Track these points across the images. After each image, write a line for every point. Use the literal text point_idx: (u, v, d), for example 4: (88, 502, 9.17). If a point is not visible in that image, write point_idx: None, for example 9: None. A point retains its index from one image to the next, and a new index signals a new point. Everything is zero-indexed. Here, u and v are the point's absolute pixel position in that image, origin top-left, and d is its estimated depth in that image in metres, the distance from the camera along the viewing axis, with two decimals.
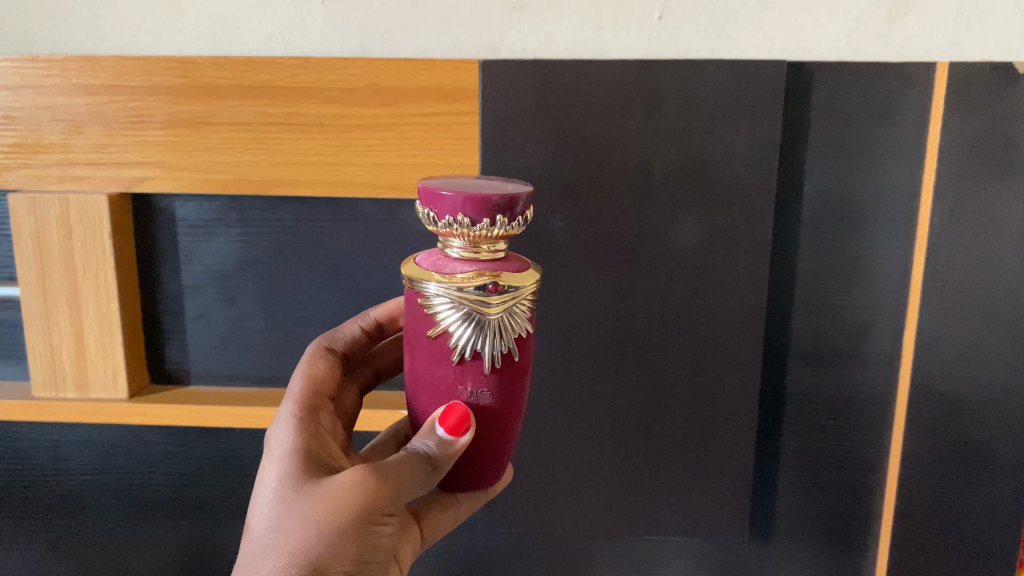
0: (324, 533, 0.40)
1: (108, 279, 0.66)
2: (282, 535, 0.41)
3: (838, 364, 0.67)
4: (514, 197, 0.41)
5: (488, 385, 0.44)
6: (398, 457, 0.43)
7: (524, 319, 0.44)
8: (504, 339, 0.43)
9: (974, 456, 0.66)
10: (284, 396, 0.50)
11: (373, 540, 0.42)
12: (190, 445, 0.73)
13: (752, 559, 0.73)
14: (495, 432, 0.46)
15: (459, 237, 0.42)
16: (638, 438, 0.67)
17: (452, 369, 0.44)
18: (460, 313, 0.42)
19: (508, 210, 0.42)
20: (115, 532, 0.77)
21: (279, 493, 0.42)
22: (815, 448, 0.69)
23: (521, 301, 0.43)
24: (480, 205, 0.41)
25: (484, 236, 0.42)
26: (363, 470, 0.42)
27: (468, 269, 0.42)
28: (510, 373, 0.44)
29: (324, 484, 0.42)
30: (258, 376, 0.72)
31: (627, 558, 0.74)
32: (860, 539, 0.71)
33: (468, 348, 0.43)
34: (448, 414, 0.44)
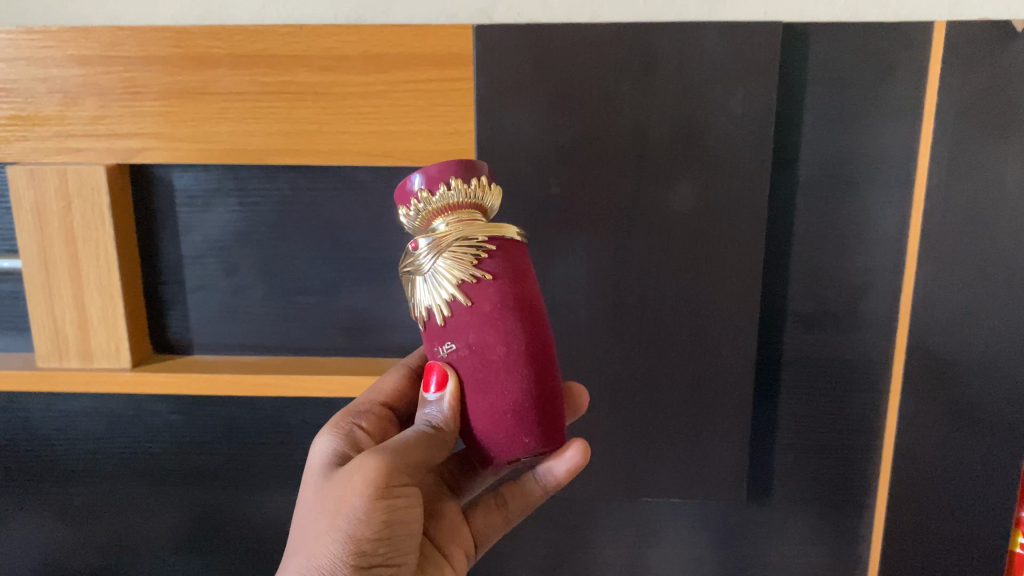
0: (338, 518, 0.42)
1: (107, 250, 0.66)
2: (307, 533, 0.43)
3: (834, 327, 0.67)
4: (443, 165, 0.44)
5: (448, 336, 0.45)
6: (408, 434, 0.45)
7: (466, 265, 0.44)
8: (440, 289, 0.44)
9: (972, 417, 0.66)
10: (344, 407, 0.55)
11: (392, 519, 0.43)
12: (195, 414, 0.74)
13: (750, 520, 0.74)
14: (480, 382, 0.44)
15: (429, 217, 0.45)
16: (636, 402, 0.67)
17: (425, 333, 0.47)
18: (408, 278, 0.46)
19: (437, 180, 0.44)
20: (122, 501, 0.78)
21: (306, 494, 0.45)
22: (812, 411, 0.70)
23: (448, 248, 0.44)
24: (423, 178, 0.44)
25: (438, 205, 0.44)
26: (371, 452, 0.44)
27: (421, 238, 0.45)
28: (466, 319, 0.44)
29: (337, 475, 0.44)
30: (261, 346, 0.72)
31: (626, 520, 0.75)
32: (857, 499, 0.72)
33: (424, 308, 0.45)
34: (430, 373, 0.46)
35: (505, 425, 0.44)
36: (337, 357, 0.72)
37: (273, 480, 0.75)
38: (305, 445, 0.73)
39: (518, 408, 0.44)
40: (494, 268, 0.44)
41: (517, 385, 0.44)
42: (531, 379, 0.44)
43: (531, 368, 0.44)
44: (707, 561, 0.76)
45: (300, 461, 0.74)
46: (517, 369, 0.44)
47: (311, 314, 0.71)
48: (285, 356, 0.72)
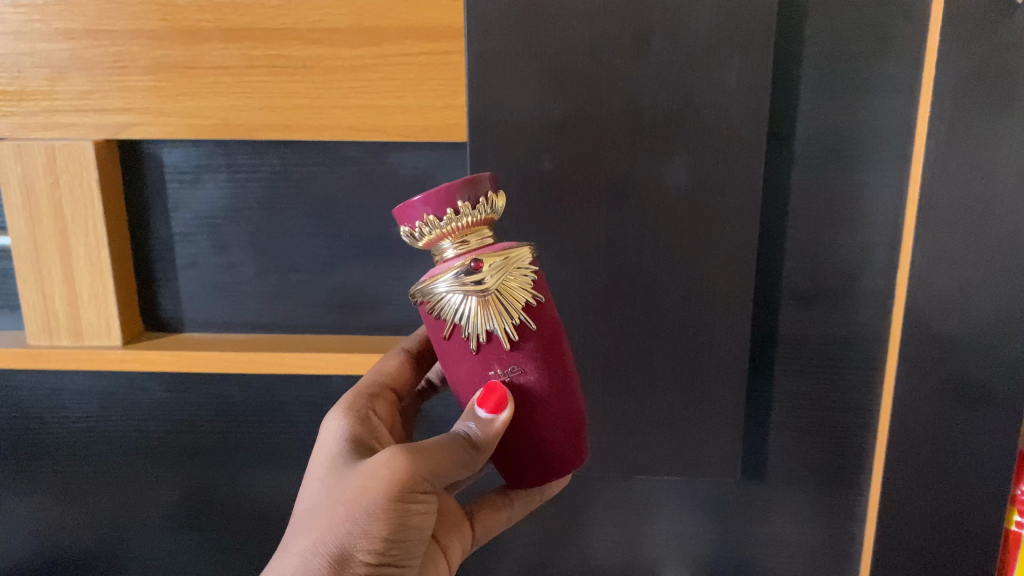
0: (354, 509, 0.42)
1: (96, 226, 0.65)
2: (318, 513, 0.43)
3: (830, 305, 0.67)
4: (449, 188, 0.44)
5: (513, 360, 0.46)
6: (441, 444, 0.45)
7: (529, 286, 0.45)
8: (509, 313, 0.45)
9: (968, 396, 0.65)
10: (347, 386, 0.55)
11: (407, 522, 0.44)
12: (187, 393, 0.73)
13: (745, 498, 0.74)
14: (541, 406, 0.47)
15: (446, 235, 0.44)
16: (630, 379, 0.67)
17: (475, 359, 0.46)
18: (457, 302, 0.44)
19: (460, 199, 0.44)
20: (116, 480, 0.78)
21: (320, 475, 0.45)
22: (807, 388, 0.69)
23: (513, 271, 0.45)
24: (446, 198, 0.44)
25: (448, 229, 0.44)
26: (398, 450, 0.44)
27: (458, 259, 0.44)
28: (532, 344, 0.46)
29: (359, 467, 0.44)
30: (254, 324, 0.72)
31: (621, 498, 0.74)
32: (853, 476, 0.72)
33: (482, 332, 0.45)
34: (489, 396, 0.46)
35: (563, 441, 0.48)
36: (329, 335, 0.72)
37: (268, 458, 0.75)
38: (298, 422, 0.73)
39: (574, 423, 0.48)
40: (543, 291, 0.47)
41: (570, 403, 0.48)
42: (578, 401, 0.48)
43: (576, 391, 0.49)
44: (703, 539, 0.76)
45: (293, 438, 0.74)
46: (569, 388, 0.48)
47: (304, 292, 0.70)
48: (278, 334, 0.72)
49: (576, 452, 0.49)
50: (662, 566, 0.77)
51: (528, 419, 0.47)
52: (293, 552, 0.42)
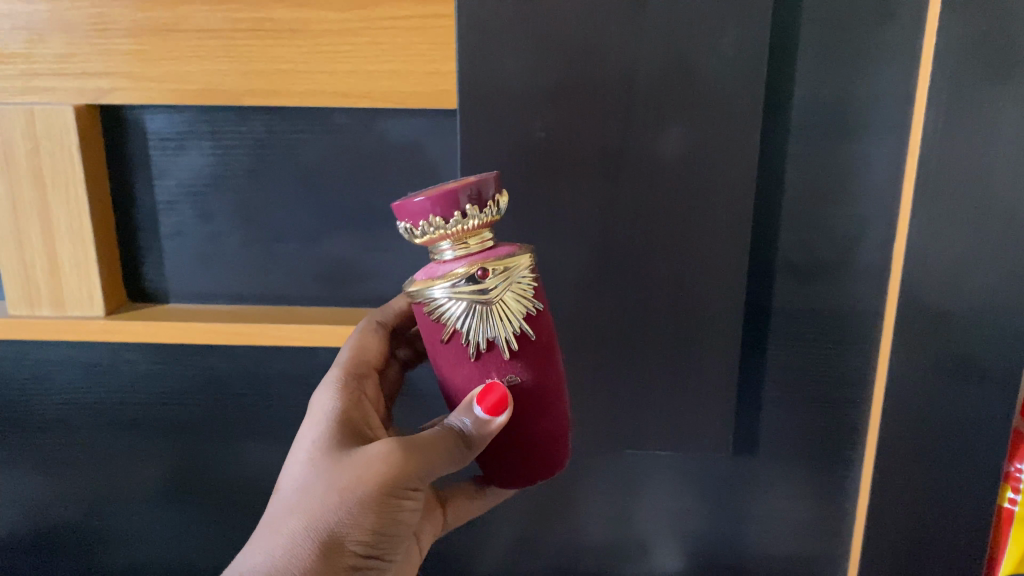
0: (347, 499, 0.42)
1: (77, 193, 0.64)
2: (308, 497, 0.42)
3: (825, 279, 0.66)
4: (458, 188, 0.42)
5: (512, 367, 0.45)
6: (435, 438, 0.45)
7: (529, 293, 0.45)
8: (511, 322, 0.44)
9: (963, 372, 0.64)
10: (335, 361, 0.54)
11: (396, 518, 0.44)
12: (172, 365, 0.72)
13: (736, 475, 0.73)
14: (534, 409, 0.47)
15: (447, 237, 0.43)
16: (622, 352, 0.66)
17: (473, 365, 0.45)
18: (458, 309, 0.43)
19: (466, 202, 0.42)
20: (100, 453, 0.77)
21: (309, 456, 0.44)
22: (800, 363, 0.68)
23: (517, 279, 0.44)
24: (454, 200, 0.42)
25: (452, 230, 0.42)
26: (393, 445, 0.44)
27: (462, 263, 0.43)
28: (531, 351, 0.46)
29: (350, 458, 0.43)
30: (239, 295, 0.71)
31: (612, 473, 0.74)
32: (845, 453, 0.71)
33: (483, 340, 0.44)
34: (487, 397, 0.45)
35: (552, 446, 0.48)
36: (315, 306, 0.70)
37: (254, 431, 0.74)
38: (285, 395, 0.72)
39: (564, 429, 0.48)
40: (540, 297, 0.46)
41: (561, 409, 0.48)
42: (565, 405, 0.48)
43: (564, 395, 0.49)
44: (694, 516, 0.75)
45: (279, 412, 0.73)
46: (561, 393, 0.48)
47: (290, 263, 0.69)
48: (263, 306, 0.71)
49: (559, 456, 0.49)
50: (654, 542, 0.76)
51: (519, 422, 0.47)
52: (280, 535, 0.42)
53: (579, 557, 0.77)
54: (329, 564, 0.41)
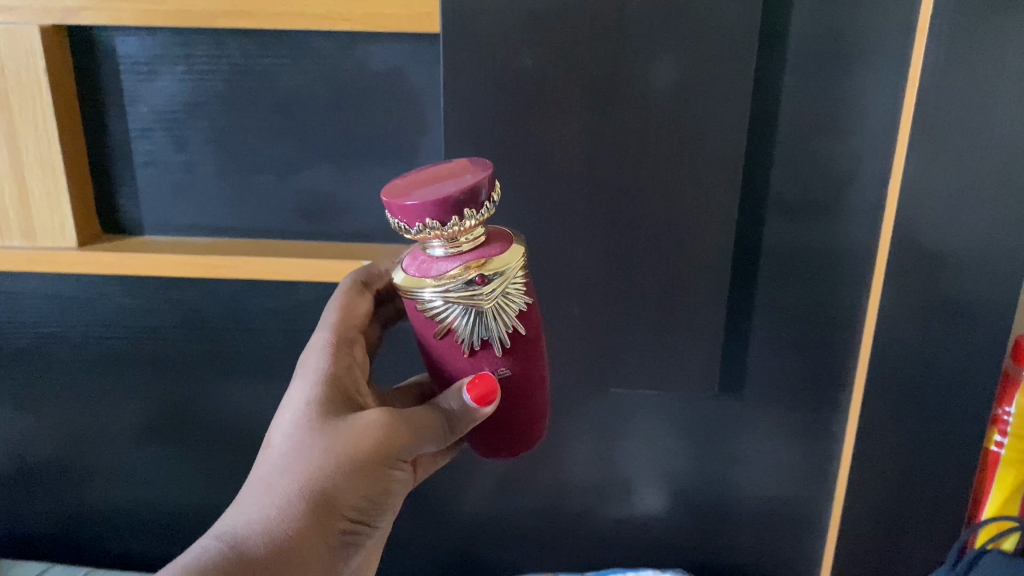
0: (342, 465, 0.42)
1: (45, 119, 0.61)
2: (304, 457, 0.42)
3: (819, 217, 0.64)
4: (457, 193, 0.39)
5: (504, 362, 0.45)
6: (422, 417, 0.45)
7: (522, 292, 0.43)
8: (506, 322, 0.43)
9: (953, 315, 0.62)
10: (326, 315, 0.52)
11: (380, 489, 0.44)
12: (148, 299, 0.71)
13: (722, 416, 0.72)
14: (520, 400, 0.47)
15: (440, 237, 0.40)
16: (608, 289, 0.65)
17: (466, 360, 0.45)
18: (454, 310, 0.42)
19: (463, 206, 0.40)
20: (78, 387, 0.76)
21: (301, 415, 0.44)
22: (790, 303, 0.67)
23: (511, 282, 0.42)
24: (449, 206, 0.39)
25: (446, 233, 0.40)
26: (385, 421, 0.44)
27: (454, 265, 0.41)
28: (523, 347, 0.45)
29: (342, 425, 0.43)
30: (217, 227, 0.69)
31: (597, 413, 0.73)
32: (832, 394, 0.70)
33: (478, 339, 0.43)
34: (477, 389, 0.44)
35: (533, 428, 0.49)
36: (295, 240, 0.69)
37: (233, 367, 0.73)
38: (264, 331, 0.71)
39: (545, 412, 0.49)
40: (531, 291, 0.45)
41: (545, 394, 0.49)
42: (548, 390, 0.49)
43: (547, 380, 0.49)
44: (679, 457, 0.74)
45: (259, 347, 0.71)
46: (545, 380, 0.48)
47: (268, 195, 0.67)
48: (242, 238, 0.69)
49: (538, 433, 0.50)
50: (638, 482, 0.76)
51: (505, 409, 0.47)
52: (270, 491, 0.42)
53: (562, 495, 0.77)
54: (323, 526, 0.41)
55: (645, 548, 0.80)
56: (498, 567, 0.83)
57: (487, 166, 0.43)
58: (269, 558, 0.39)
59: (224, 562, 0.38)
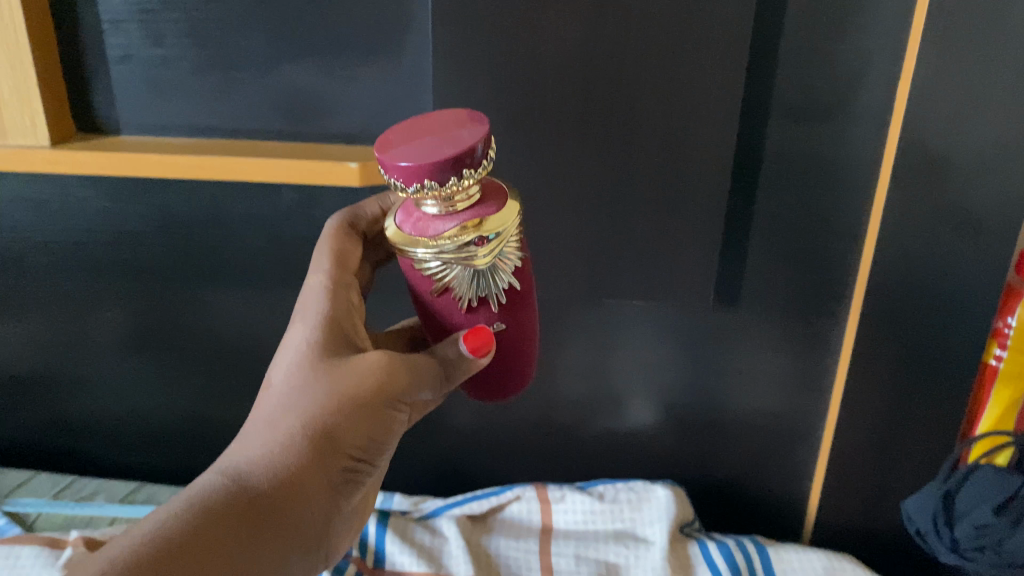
0: (343, 406, 0.40)
1: (9, 8, 0.58)
2: (304, 398, 0.40)
3: (823, 122, 0.61)
4: (456, 154, 0.37)
5: (499, 316, 0.44)
6: (422, 362, 0.43)
7: (518, 250, 0.42)
8: (502, 279, 0.42)
9: (958, 223, 0.60)
10: (318, 258, 0.49)
11: (384, 433, 0.42)
12: (127, 203, 0.68)
13: (718, 328, 0.71)
14: (512, 351, 0.46)
15: (436, 198, 0.38)
16: (602, 195, 0.62)
17: (462, 314, 0.43)
18: (452, 270, 0.40)
19: (461, 166, 0.37)
20: (59, 295, 0.74)
21: (300, 357, 0.42)
22: (790, 211, 0.65)
23: (508, 242, 0.40)
24: (448, 166, 0.37)
25: (443, 193, 0.38)
26: (386, 364, 0.41)
27: (451, 226, 0.39)
28: (517, 301, 0.44)
29: (343, 367, 0.41)
30: (196, 127, 0.66)
31: (591, 323, 0.71)
32: (831, 306, 0.68)
33: (475, 296, 0.42)
34: (473, 342, 0.43)
35: (522, 375, 0.48)
36: (277, 142, 0.66)
37: (217, 275, 0.71)
38: (248, 237, 0.68)
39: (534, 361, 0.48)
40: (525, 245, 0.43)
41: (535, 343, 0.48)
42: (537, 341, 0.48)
43: (536, 333, 0.48)
44: (672, 369, 0.73)
45: (242, 255, 0.70)
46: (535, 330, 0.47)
47: (248, 93, 0.64)
48: (223, 139, 0.66)
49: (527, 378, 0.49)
50: (629, 396, 0.75)
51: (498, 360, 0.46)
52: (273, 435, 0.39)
53: (552, 407, 0.77)
54: (323, 466, 0.39)
55: (634, 462, 0.80)
56: (488, 478, 0.83)
57: (482, 119, 0.41)
58: (270, 501, 0.38)
59: (223, 506, 0.37)
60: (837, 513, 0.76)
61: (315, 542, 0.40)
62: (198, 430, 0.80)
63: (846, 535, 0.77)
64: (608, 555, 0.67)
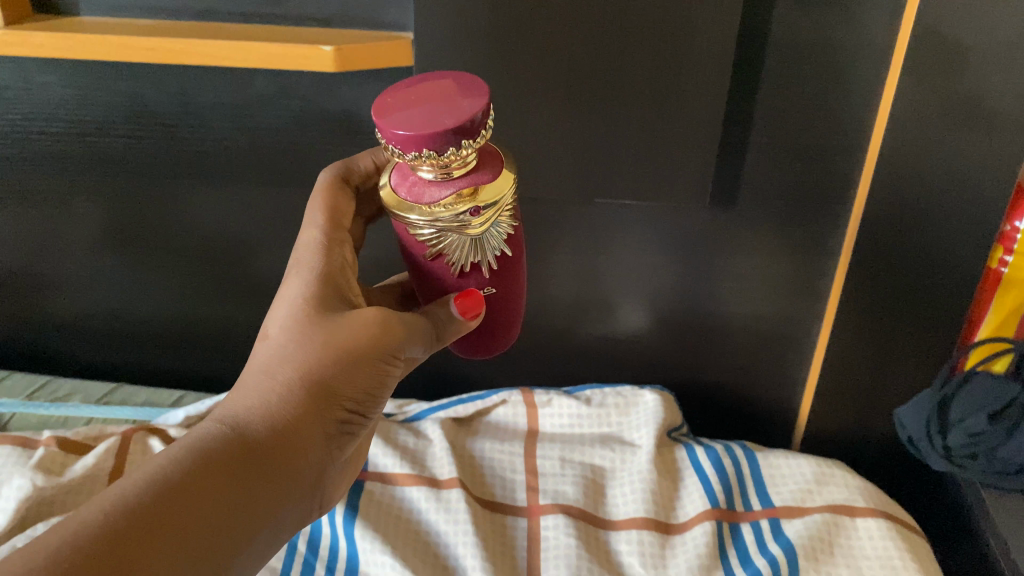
0: (339, 358, 0.38)
1: None
2: (301, 347, 0.38)
3: (833, 6, 0.55)
4: (456, 123, 0.34)
5: (489, 282, 0.43)
6: (415, 320, 0.41)
7: (511, 217, 0.40)
8: (495, 247, 0.41)
9: (972, 117, 0.56)
10: (309, 211, 0.46)
11: (378, 389, 0.40)
12: (88, 91, 0.64)
13: (714, 232, 0.67)
14: (499, 312, 0.46)
15: (433, 166, 0.36)
16: (593, 85, 0.58)
17: (451, 278, 0.42)
18: (445, 237, 0.39)
19: (462, 134, 0.35)
20: (29, 187, 0.71)
21: (293, 308, 0.39)
22: (794, 106, 0.60)
23: (504, 209, 0.39)
24: (447, 135, 0.35)
25: (440, 162, 0.36)
26: (382, 318, 0.40)
27: (447, 193, 0.37)
28: (508, 268, 0.43)
29: (340, 319, 0.39)
30: (159, 8, 0.62)
31: (584, 224, 0.68)
32: (833, 209, 0.65)
33: (468, 262, 0.41)
34: (463, 305, 0.42)
35: (506, 334, 0.48)
36: (246, 24, 0.62)
37: (191, 168, 0.68)
38: (220, 128, 0.65)
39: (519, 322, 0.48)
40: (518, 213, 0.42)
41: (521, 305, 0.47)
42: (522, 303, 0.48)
43: (522, 294, 0.47)
44: (666, 273, 0.70)
45: (215, 146, 0.66)
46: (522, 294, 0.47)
47: None
48: (189, 21, 0.62)
49: (510, 338, 0.49)
50: (619, 299, 0.73)
51: (486, 320, 0.46)
52: (268, 388, 0.37)
53: (541, 310, 0.75)
54: (319, 419, 0.38)
55: (625, 365, 0.78)
56: (476, 379, 0.81)
57: (480, 82, 0.38)
58: (268, 448, 0.35)
59: (220, 451, 0.34)
60: (828, 418, 0.74)
61: (309, 492, 0.38)
62: (186, 324, 0.80)
63: (836, 440, 0.76)
64: (593, 458, 0.66)
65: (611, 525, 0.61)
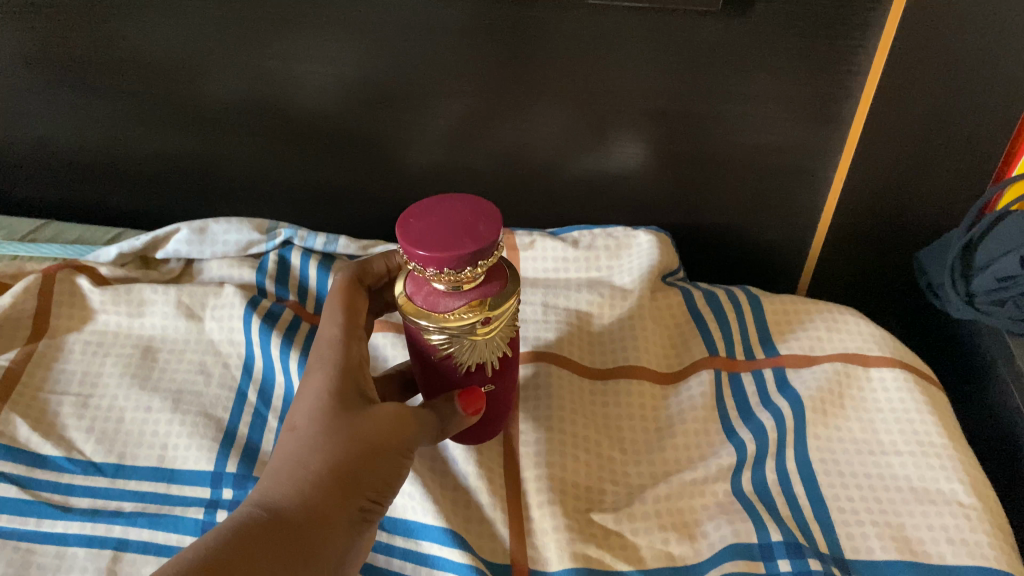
0: (364, 455, 0.36)
1: None
2: (331, 437, 0.36)
3: None
4: (475, 246, 0.35)
5: (489, 380, 0.43)
6: (428, 415, 0.39)
7: (514, 319, 0.41)
8: (498, 347, 0.41)
9: None
10: (326, 310, 0.43)
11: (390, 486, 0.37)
12: None
13: (722, 49, 0.56)
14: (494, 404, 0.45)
15: (449, 282, 0.36)
16: None
17: (454, 377, 0.42)
18: (455, 343, 0.39)
19: (479, 257, 0.35)
20: None
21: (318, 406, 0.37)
22: None
23: (510, 312, 0.40)
24: (466, 256, 0.35)
25: (456, 279, 0.36)
26: (402, 414, 0.38)
27: (460, 303, 0.37)
28: (506, 362, 0.43)
29: (366, 415, 0.37)
30: None
31: (570, 40, 0.58)
32: (864, 16, 0.53)
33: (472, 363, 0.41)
34: (466, 400, 0.41)
35: (502, 416, 0.47)
36: None
37: None
38: None
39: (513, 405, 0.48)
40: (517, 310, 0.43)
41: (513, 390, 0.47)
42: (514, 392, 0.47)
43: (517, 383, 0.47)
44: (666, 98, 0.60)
45: None
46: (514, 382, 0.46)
47: None
48: None
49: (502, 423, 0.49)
50: (615, 127, 0.63)
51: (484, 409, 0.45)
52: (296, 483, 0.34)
53: (526, 143, 0.65)
54: (343, 511, 0.35)
55: (622, 203, 0.70)
56: None
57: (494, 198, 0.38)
58: (300, 538, 0.32)
59: (263, 541, 0.31)
60: (846, 249, 0.69)
61: None
62: (131, 152, 0.71)
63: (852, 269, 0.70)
64: (579, 303, 0.59)
65: (596, 374, 0.55)
